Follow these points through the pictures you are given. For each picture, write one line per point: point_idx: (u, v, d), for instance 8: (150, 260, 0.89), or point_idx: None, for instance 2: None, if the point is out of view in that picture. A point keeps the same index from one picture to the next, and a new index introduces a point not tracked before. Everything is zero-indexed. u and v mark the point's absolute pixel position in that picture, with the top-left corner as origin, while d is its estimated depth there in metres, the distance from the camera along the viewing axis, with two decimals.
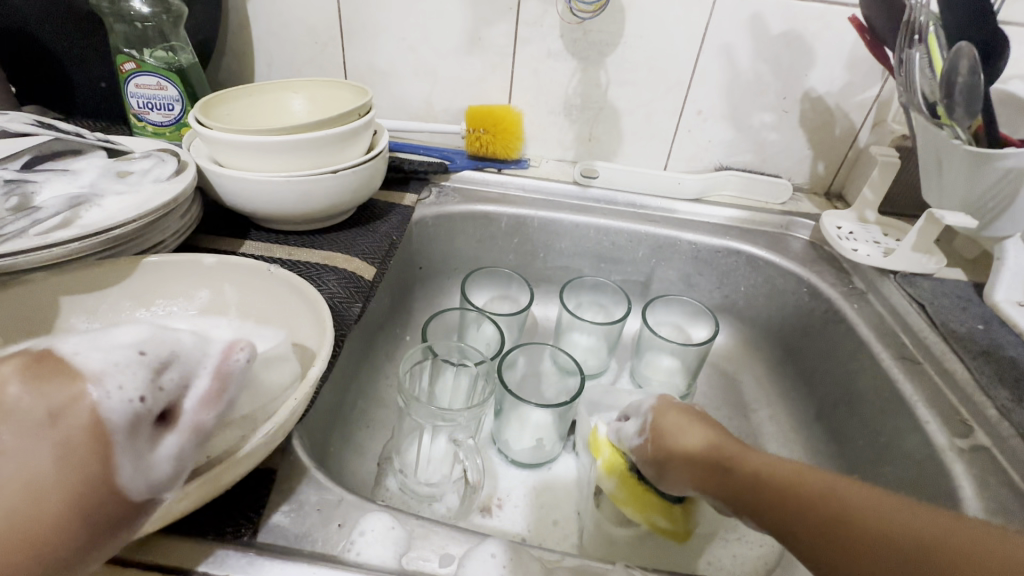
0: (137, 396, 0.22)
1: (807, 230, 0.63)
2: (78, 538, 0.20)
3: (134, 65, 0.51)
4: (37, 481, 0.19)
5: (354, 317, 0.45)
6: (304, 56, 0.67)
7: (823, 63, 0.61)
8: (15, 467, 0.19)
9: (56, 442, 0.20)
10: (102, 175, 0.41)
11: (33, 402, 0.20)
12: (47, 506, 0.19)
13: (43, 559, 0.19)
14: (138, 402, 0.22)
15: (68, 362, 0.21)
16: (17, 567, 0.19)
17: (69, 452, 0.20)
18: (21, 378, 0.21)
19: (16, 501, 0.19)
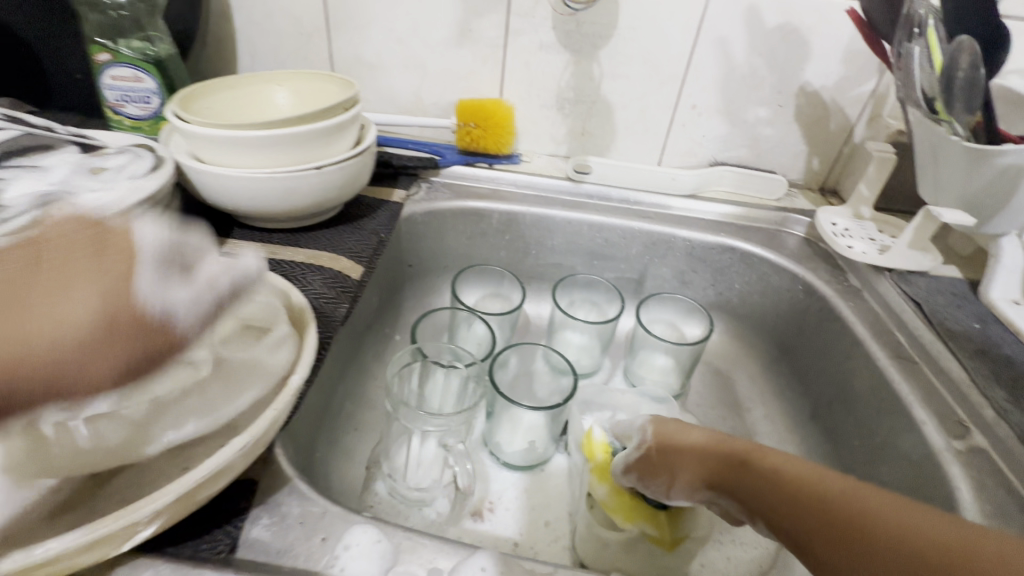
0: (171, 247, 0.22)
1: (802, 226, 0.63)
2: (94, 356, 0.19)
3: (109, 56, 0.49)
4: (67, 307, 0.19)
5: (341, 318, 0.44)
6: (289, 47, 0.65)
7: (819, 56, 0.60)
8: (53, 293, 0.20)
9: (96, 273, 0.20)
10: (74, 172, 0.40)
11: (82, 239, 0.21)
12: (69, 322, 0.19)
13: (55, 378, 0.18)
14: (168, 244, 0.22)
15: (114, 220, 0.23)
16: (25, 383, 0.18)
17: (102, 276, 0.20)
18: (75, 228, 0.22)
19: (43, 319, 0.19)
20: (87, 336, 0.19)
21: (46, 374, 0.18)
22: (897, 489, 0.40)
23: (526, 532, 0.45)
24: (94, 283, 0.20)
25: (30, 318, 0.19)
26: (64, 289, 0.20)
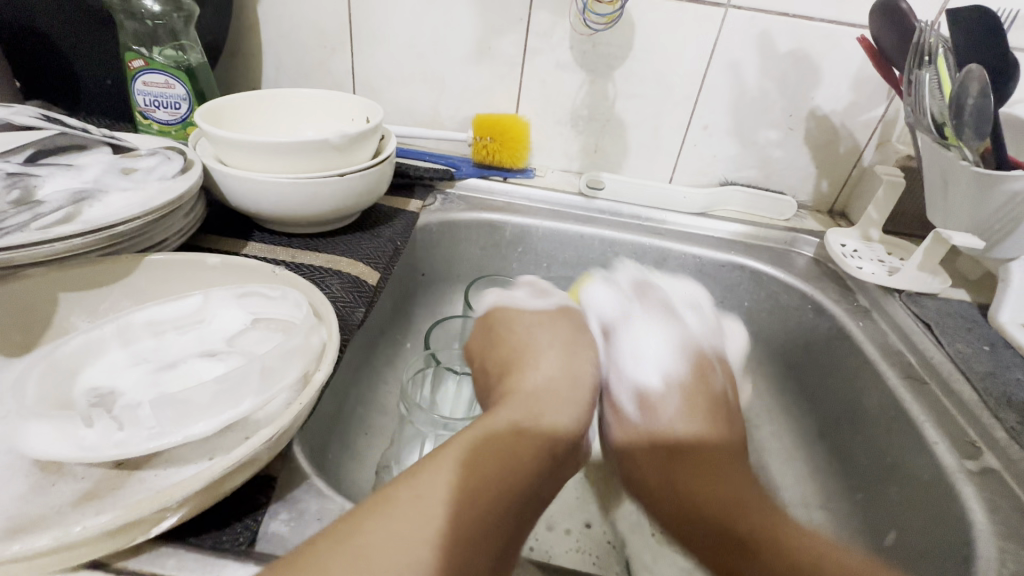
0: (537, 298, 0.46)
1: (811, 247, 0.63)
2: (483, 359, 0.42)
3: (143, 63, 0.51)
4: (568, 338, 0.41)
5: (358, 322, 0.44)
6: (312, 60, 0.67)
7: (829, 82, 0.61)
8: (562, 344, 0.40)
9: (560, 338, 0.41)
10: (107, 171, 0.40)
11: (560, 351, 0.40)
12: (570, 334, 0.42)
13: (494, 363, 0.41)
14: (535, 295, 0.46)
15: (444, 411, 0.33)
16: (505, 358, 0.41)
17: (566, 334, 0.41)
18: (557, 350, 0.40)
19: (566, 340, 0.41)
20: (567, 328, 0.42)
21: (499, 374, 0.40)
22: (907, 511, 0.40)
23: (541, 538, 0.44)
24: (560, 340, 0.41)
25: (533, 350, 0.40)
26: (559, 342, 0.40)
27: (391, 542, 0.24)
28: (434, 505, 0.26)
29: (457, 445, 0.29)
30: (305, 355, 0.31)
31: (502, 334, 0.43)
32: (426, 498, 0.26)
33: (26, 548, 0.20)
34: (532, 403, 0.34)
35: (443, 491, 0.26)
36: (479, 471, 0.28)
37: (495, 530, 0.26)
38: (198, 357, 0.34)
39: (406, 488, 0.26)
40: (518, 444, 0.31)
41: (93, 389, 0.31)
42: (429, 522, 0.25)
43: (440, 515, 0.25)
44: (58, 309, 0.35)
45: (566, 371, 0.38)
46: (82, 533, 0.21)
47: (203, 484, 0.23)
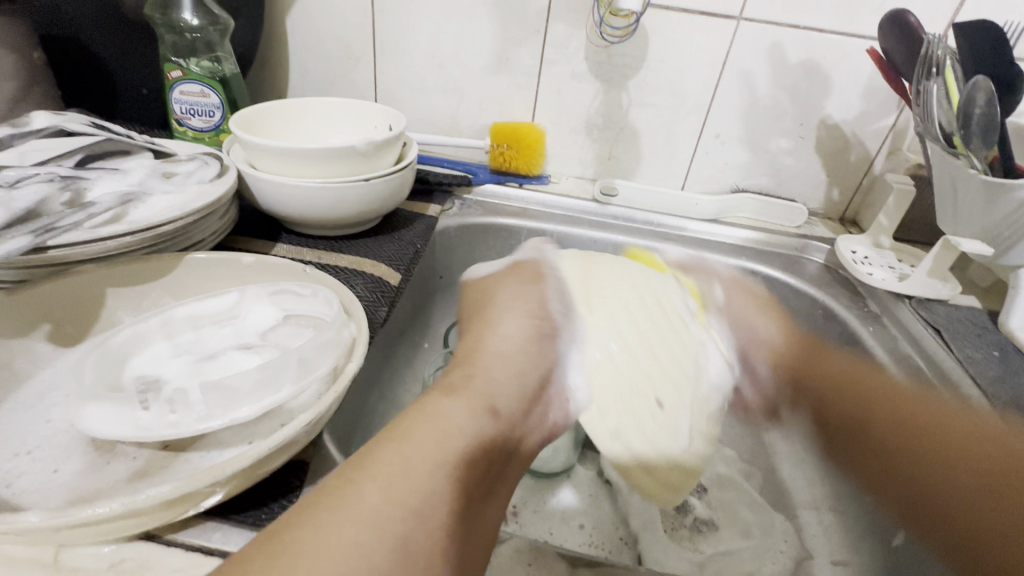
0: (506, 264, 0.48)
1: (822, 253, 0.64)
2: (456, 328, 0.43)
3: (180, 73, 0.54)
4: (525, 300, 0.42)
5: (382, 320, 0.46)
6: (336, 70, 0.70)
7: (839, 92, 0.62)
8: (520, 305, 0.42)
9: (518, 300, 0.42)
10: (150, 175, 0.43)
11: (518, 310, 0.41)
12: (526, 292, 0.43)
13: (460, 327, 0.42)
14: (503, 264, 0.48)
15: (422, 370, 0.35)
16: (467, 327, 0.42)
17: (525, 290, 0.44)
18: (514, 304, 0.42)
19: (523, 298, 0.43)
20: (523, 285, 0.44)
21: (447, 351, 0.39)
22: None
23: (556, 532, 0.46)
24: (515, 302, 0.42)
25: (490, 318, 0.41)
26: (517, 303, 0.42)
27: (358, 526, 0.22)
28: (406, 485, 0.24)
29: (411, 418, 0.28)
30: (336, 349, 0.32)
31: (475, 300, 0.44)
32: (401, 468, 0.25)
33: (94, 513, 0.22)
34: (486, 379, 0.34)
35: (419, 469, 0.25)
36: (434, 442, 0.27)
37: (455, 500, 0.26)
38: (235, 349, 0.36)
39: (368, 468, 0.24)
40: (477, 411, 0.31)
41: (141, 377, 0.33)
42: (410, 491, 0.24)
43: (411, 493, 0.24)
44: (105, 304, 0.37)
45: (523, 342, 0.38)
46: (144, 501, 0.22)
47: (249, 463, 0.25)
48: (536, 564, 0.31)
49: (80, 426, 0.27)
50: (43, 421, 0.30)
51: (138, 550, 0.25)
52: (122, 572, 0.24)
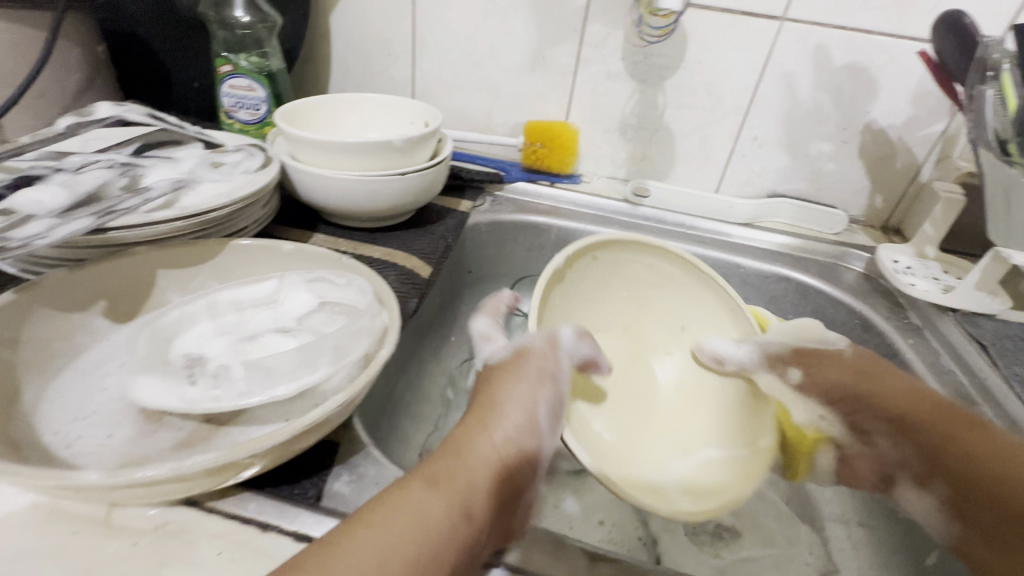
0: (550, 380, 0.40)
1: (862, 262, 0.62)
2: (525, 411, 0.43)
3: (230, 68, 0.56)
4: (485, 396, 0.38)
5: (412, 311, 0.47)
6: (376, 67, 0.72)
7: (887, 95, 0.60)
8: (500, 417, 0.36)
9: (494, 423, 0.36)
10: (200, 164, 0.45)
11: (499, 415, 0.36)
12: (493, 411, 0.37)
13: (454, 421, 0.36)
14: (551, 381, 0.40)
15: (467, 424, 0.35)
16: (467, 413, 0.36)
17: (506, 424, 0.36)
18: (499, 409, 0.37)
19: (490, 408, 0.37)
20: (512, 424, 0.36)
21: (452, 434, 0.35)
22: None
23: (576, 527, 0.46)
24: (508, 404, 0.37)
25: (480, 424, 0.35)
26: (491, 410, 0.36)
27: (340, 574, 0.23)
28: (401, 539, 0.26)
29: (399, 494, 0.28)
30: (369, 335, 0.34)
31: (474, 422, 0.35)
32: (409, 520, 0.27)
33: (141, 477, 0.23)
34: (479, 453, 0.33)
35: (410, 524, 0.27)
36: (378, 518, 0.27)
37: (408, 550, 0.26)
38: (274, 332, 0.38)
39: (362, 529, 0.26)
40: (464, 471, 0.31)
41: (186, 354, 0.35)
42: (406, 553, 0.26)
43: (398, 556, 0.25)
44: (156, 284, 0.39)
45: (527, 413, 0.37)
46: (189, 468, 0.24)
47: (285, 438, 0.26)
48: (560, 552, 0.30)
49: (132, 397, 0.30)
50: (100, 388, 0.33)
51: (180, 514, 0.27)
52: (166, 533, 0.26)
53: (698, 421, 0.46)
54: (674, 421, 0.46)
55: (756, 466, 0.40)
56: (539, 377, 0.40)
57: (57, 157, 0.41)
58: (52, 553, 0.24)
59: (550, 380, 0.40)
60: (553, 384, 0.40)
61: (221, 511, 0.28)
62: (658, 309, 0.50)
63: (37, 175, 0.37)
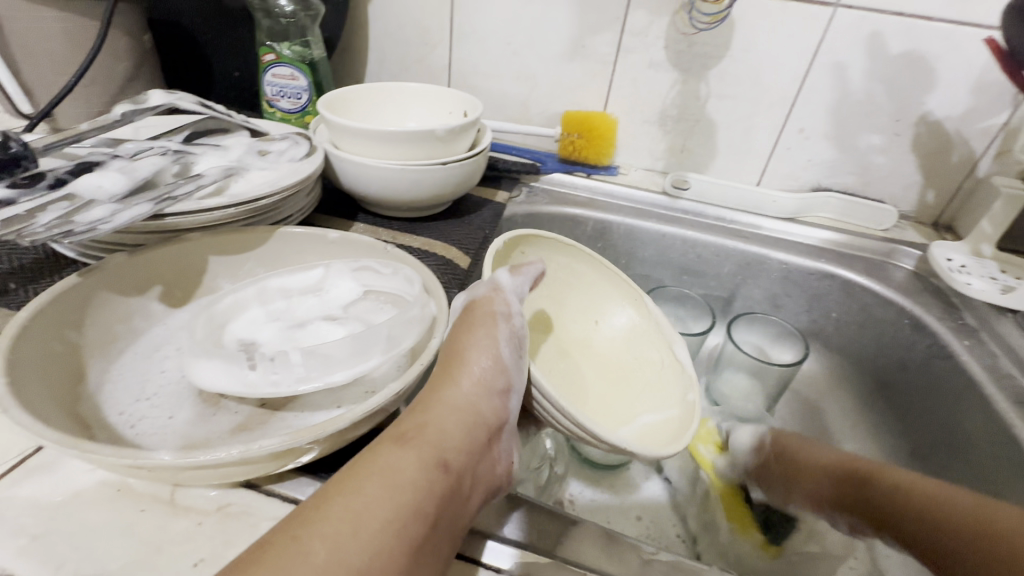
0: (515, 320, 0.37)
1: (912, 260, 0.60)
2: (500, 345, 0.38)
3: (274, 57, 0.57)
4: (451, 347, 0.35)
5: (453, 301, 0.47)
6: (414, 56, 0.72)
7: (945, 86, 0.58)
8: (469, 369, 0.33)
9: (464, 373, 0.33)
10: (248, 152, 0.46)
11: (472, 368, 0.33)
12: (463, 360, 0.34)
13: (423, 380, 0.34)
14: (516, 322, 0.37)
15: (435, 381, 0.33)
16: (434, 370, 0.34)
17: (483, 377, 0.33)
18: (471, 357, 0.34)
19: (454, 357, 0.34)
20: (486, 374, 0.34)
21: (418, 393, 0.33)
22: None
23: (613, 521, 0.46)
24: (479, 352, 0.34)
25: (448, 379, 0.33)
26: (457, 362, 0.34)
27: (314, 544, 0.22)
28: (378, 501, 0.24)
29: (367, 460, 0.26)
30: (419, 324, 0.34)
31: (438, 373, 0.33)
32: (382, 481, 0.25)
33: (208, 460, 0.24)
34: (447, 403, 0.31)
35: (383, 485, 0.25)
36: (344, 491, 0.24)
37: (384, 522, 0.24)
38: (322, 320, 0.38)
39: (338, 495, 0.24)
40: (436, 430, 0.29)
41: (240, 340, 0.36)
42: (384, 511, 0.24)
43: (377, 517, 0.24)
44: (208, 270, 0.40)
45: (493, 356, 0.34)
46: (253, 452, 0.24)
47: (344, 425, 0.26)
48: (612, 550, 0.30)
49: (193, 380, 0.30)
50: (159, 370, 0.34)
51: (240, 496, 0.27)
52: (229, 514, 0.26)
53: (630, 403, 0.43)
54: (634, 374, 0.44)
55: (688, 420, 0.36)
56: (490, 317, 0.36)
57: (113, 144, 0.42)
58: (123, 529, 0.25)
59: (502, 319, 0.36)
60: (506, 323, 0.36)
61: (278, 494, 0.28)
62: (573, 308, 0.47)
63: (96, 161, 0.38)
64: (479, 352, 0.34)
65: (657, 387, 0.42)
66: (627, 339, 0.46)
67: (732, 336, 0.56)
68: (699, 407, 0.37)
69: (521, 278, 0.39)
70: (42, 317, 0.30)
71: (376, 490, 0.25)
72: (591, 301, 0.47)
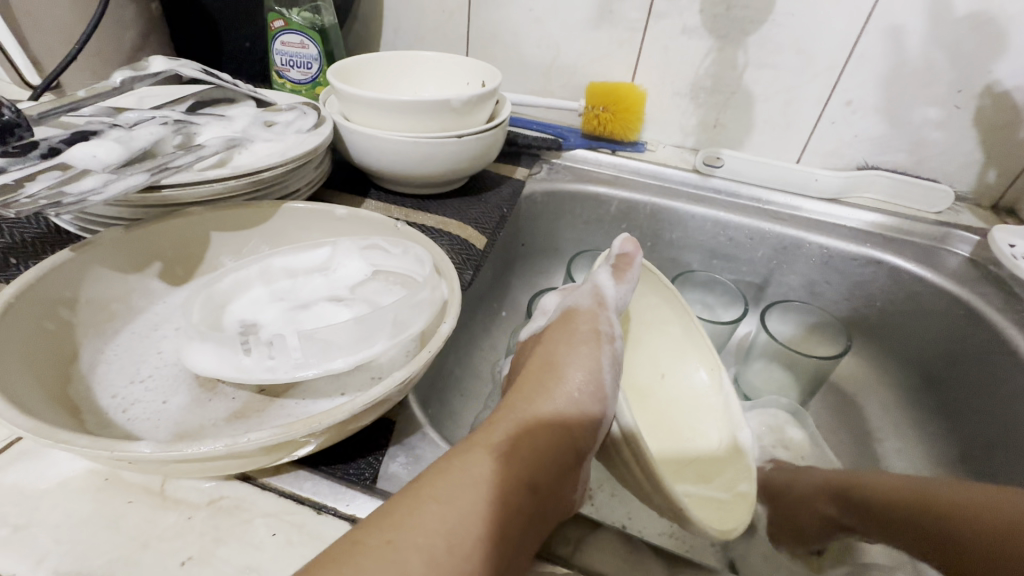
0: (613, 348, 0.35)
1: (968, 245, 0.55)
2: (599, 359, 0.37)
3: (283, 23, 0.54)
4: (551, 358, 0.34)
5: (466, 283, 0.45)
6: (430, 24, 0.68)
7: (1016, 51, 0.52)
8: (567, 382, 0.32)
9: (559, 385, 0.32)
10: (253, 122, 0.43)
11: (571, 381, 0.32)
12: (562, 373, 0.33)
13: (521, 381, 0.33)
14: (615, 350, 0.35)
15: (532, 387, 0.32)
16: (532, 375, 0.33)
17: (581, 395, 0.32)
18: (570, 373, 0.33)
19: (551, 368, 0.33)
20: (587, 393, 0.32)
21: (516, 394, 0.32)
22: None
23: (634, 517, 0.43)
24: (578, 371, 0.33)
25: (546, 389, 0.32)
26: (556, 375, 0.33)
27: (408, 548, 0.22)
28: (468, 513, 0.24)
29: (459, 464, 0.26)
30: (429, 308, 0.31)
31: (534, 383, 0.33)
32: (474, 495, 0.25)
33: (196, 451, 0.22)
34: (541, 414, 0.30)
35: (474, 496, 0.25)
36: (438, 494, 0.24)
37: (472, 537, 0.24)
38: (327, 300, 0.36)
39: (431, 504, 0.24)
40: (530, 443, 0.28)
41: (241, 320, 0.34)
42: (471, 528, 0.24)
43: (465, 531, 0.23)
44: (210, 246, 0.38)
45: (591, 374, 0.33)
46: (243, 446, 0.22)
47: (344, 416, 0.24)
48: (632, 556, 0.27)
49: (188, 364, 0.28)
50: (156, 351, 0.32)
51: (235, 489, 0.26)
52: (221, 509, 0.25)
53: (679, 460, 0.41)
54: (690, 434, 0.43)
55: (741, 508, 0.35)
56: (593, 340, 0.35)
57: (113, 112, 0.40)
58: (108, 523, 0.24)
59: (606, 339, 0.36)
60: (609, 343, 0.35)
61: (274, 488, 0.26)
62: (650, 353, 0.47)
63: (94, 131, 0.36)
64: (576, 373, 0.33)
65: (718, 456, 0.41)
66: (698, 400, 0.44)
67: (766, 324, 0.52)
68: (751, 505, 0.36)
69: (624, 286, 0.39)
70: (33, 293, 0.28)
71: (465, 502, 0.24)
72: (669, 354, 0.46)
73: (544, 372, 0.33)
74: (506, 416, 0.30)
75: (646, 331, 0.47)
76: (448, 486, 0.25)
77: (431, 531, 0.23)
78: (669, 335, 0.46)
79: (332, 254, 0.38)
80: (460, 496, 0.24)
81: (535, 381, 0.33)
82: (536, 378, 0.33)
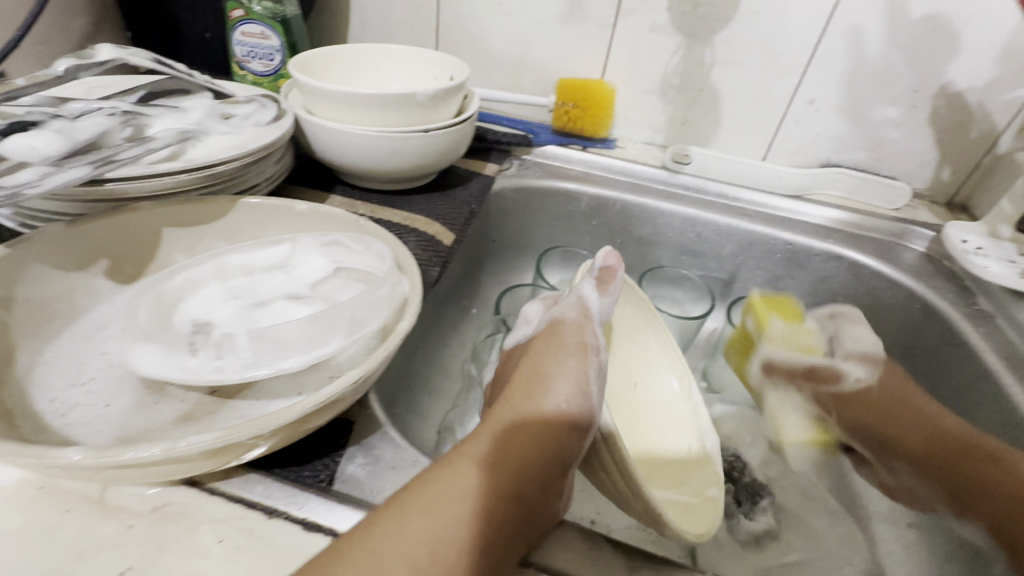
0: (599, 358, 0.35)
1: (924, 241, 0.57)
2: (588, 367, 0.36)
3: (242, 13, 0.52)
4: (538, 367, 0.33)
5: (432, 280, 0.44)
6: (399, 18, 0.67)
7: (969, 53, 0.53)
8: (553, 392, 0.31)
9: (546, 395, 0.31)
10: (209, 114, 0.42)
11: (559, 390, 0.31)
12: (549, 382, 0.32)
13: (509, 389, 0.33)
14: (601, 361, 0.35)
15: (519, 396, 0.32)
16: (520, 383, 0.33)
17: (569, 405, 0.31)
18: (556, 382, 0.32)
19: (540, 377, 0.33)
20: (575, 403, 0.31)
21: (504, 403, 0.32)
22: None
23: (602, 513, 0.43)
24: (565, 382, 0.32)
25: (534, 397, 0.31)
26: (543, 384, 0.32)
27: (391, 557, 0.22)
28: (450, 524, 0.24)
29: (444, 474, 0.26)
30: (389, 305, 0.30)
31: (521, 392, 0.32)
32: (460, 504, 0.25)
33: (135, 457, 0.21)
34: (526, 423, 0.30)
35: (457, 508, 0.25)
36: (423, 504, 0.25)
37: (454, 545, 0.24)
38: (285, 298, 0.35)
39: (417, 513, 0.24)
40: (517, 453, 0.28)
41: (193, 319, 0.33)
42: (454, 537, 0.24)
43: (448, 539, 0.24)
44: (161, 242, 0.36)
45: (578, 384, 0.32)
46: (183, 450, 0.21)
47: (295, 417, 0.23)
48: (594, 551, 0.27)
49: (132, 366, 0.27)
50: (100, 352, 0.31)
51: (180, 495, 0.25)
52: (165, 516, 0.24)
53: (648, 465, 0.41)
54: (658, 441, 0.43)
55: (710, 512, 0.36)
56: (580, 351, 0.34)
57: (56, 102, 0.38)
58: (40, 534, 0.22)
59: (592, 353, 0.34)
60: (596, 356, 0.35)
61: (224, 493, 0.25)
62: (623, 361, 0.47)
63: (34, 120, 0.34)
64: (563, 383, 0.32)
65: (686, 462, 0.41)
66: (665, 408, 0.45)
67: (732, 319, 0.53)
68: (720, 509, 0.36)
69: (607, 299, 0.39)
70: None
71: (451, 511, 0.24)
72: (641, 362, 0.47)
73: (531, 381, 0.32)
74: (494, 425, 0.30)
75: (622, 340, 0.47)
76: (435, 495, 0.25)
77: (420, 539, 0.23)
78: (644, 344, 0.47)
79: (291, 251, 0.37)
80: (447, 506, 0.25)
81: (523, 389, 0.32)
82: (522, 386, 0.33)
